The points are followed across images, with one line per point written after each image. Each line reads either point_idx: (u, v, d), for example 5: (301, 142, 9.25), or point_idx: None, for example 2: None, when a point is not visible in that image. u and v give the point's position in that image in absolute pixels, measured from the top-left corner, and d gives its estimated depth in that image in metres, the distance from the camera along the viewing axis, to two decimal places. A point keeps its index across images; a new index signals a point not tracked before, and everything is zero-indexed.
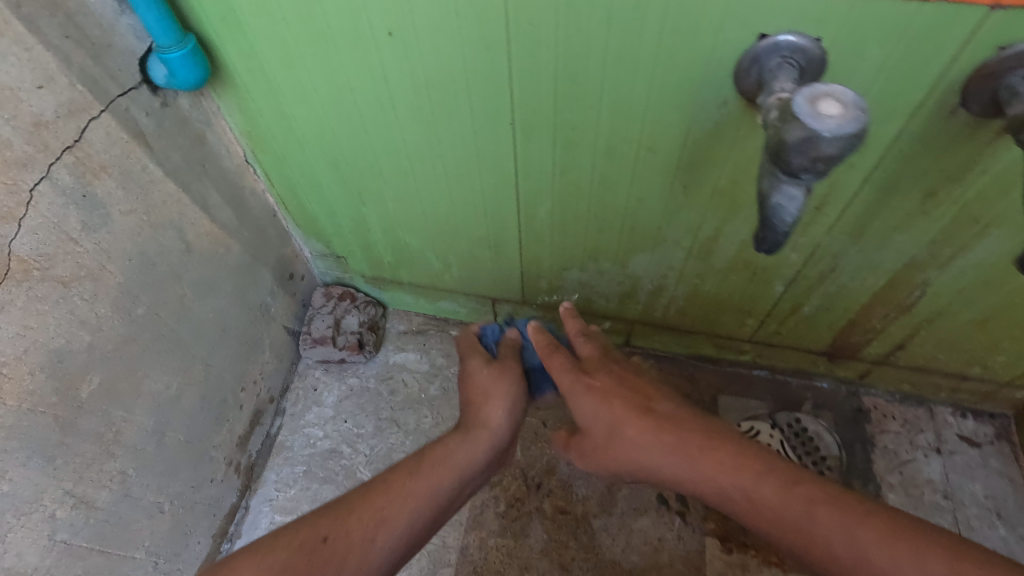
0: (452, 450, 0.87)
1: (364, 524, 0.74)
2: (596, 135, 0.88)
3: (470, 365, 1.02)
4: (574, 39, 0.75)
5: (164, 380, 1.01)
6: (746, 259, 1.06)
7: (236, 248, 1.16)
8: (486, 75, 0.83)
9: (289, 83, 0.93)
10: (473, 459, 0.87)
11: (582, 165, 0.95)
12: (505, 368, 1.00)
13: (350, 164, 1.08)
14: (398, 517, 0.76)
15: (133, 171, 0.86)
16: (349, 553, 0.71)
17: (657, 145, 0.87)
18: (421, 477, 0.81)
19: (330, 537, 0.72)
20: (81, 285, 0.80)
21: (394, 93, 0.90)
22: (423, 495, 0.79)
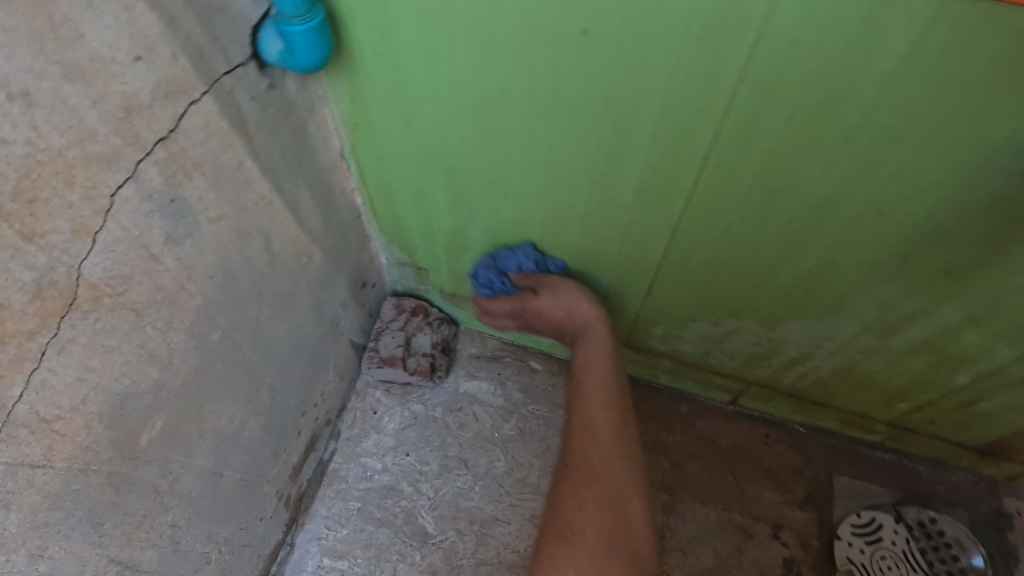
0: (588, 354, 1.00)
1: (585, 445, 0.93)
2: (813, 188, 0.69)
3: (532, 306, 1.03)
4: (842, 71, 0.56)
5: (229, 414, 0.84)
6: (940, 344, 0.88)
7: (318, 256, 0.98)
8: (693, 101, 0.64)
9: (424, 77, 0.75)
10: (601, 351, 0.99)
11: (774, 219, 0.76)
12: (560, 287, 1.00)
13: (470, 176, 0.90)
14: (597, 425, 0.94)
15: (228, 171, 0.68)
16: (601, 463, 0.90)
17: (892, 211, 0.69)
18: (585, 404, 0.96)
19: (577, 468, 0.91)
20: (156, 313, 0.63)
21: (559, 107, 0.71)
22: (600, 404, 0.95)
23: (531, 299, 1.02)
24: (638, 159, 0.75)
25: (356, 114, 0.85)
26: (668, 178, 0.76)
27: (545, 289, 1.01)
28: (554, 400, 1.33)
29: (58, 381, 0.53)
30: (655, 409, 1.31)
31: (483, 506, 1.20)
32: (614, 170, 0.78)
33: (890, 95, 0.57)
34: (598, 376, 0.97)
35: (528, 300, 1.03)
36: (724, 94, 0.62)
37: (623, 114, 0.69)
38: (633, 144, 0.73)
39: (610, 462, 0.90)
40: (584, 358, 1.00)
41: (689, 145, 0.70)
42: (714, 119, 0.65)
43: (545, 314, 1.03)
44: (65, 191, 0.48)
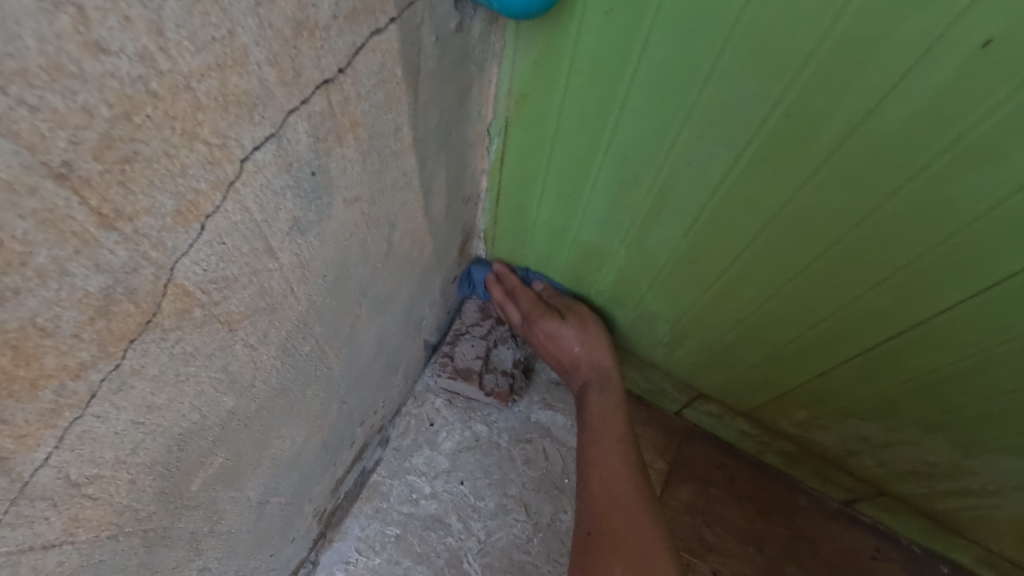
0: (601, 404, 0.88)
1: (603, 499, 0.73)
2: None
3: (546, 327, 0.94)
4: None
5: (294, 435, 0.65)
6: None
7: (429, 248, 0.78)
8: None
9: (664, 66, 0.55)
10: (614, 404, 0.88)
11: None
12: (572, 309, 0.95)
13: (652, 198, 0.70)
14: (615, 475, 0.76)
15: (381, 138, 0.47)
16: (625, 518, 0.69)
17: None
18: (597, 453, 0.81)
19: (601, 530, 0.69)
20: (252, 324, 0.43)
21: (854, 145, 0.51)
22: (618, 454, 0.80)
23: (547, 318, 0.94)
24: (927, 235, 0.54)
25: (534, 85, 0.65)
26: (954, 268, 0.56)
27: (565, 313, 0.94)
28: None
29: (105, 431, 0.34)
30: (753, 492, 1.12)
31: (540, 565, 1.02)
32: (875, 240, 0.58)
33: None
34: (616, 424, 0.85)
35: (548, 322, 0.94)
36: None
37: (949, 176, 0.49)
38: (930, 221, 0.53)
39: (633, 519, 0.69)
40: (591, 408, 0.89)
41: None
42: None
43: (555, 339, 0.95)
44: (181, 149, 0.28)
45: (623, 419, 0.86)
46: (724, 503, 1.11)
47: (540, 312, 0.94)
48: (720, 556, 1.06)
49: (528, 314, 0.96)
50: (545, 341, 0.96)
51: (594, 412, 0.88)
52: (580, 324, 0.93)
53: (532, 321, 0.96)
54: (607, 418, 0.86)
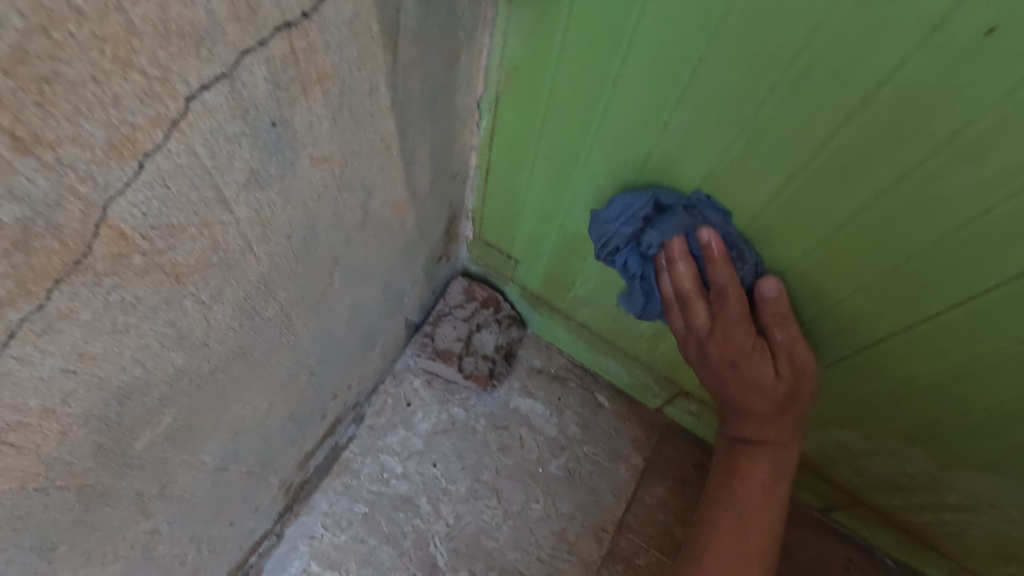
0: (760, 482, 0.78)
1: (720, 569, 0.76)
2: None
3: (744, 369, 0.72)
4: None
5: (256, 402, 0.64)
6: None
7: (412, 222, 0.76)
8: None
9: (656, 43, 0.52)
10: (778, 489, 0.78)
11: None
12: (794, 353, 0.69)
13: (642, 185, 0.68)
14: (744, 554, 0.76)
15: (355, 96, 0.45)
16: None
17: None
18: (729, 528, 0.78)
19: None
20: (204, 279, 0.41)
21: (848, 138, 0.49)
22: (753, 536, 0.77)
23: (757, 363, 0.71)
24: (919, 237, 0.53)
25: (525, 57, 0.63)
26: (944, 274, 0.54)
27: (779, 355, 0.70)
28: (615, 448, 1.11)
29: (28, 375, 0.32)
30: None
31: (507, 553, 1.01)
32: (868, 240, 0.56)
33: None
34: (777, 501, 0.78)
35: (757, 363, 0.71)
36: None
37: (947, 174, 0.47)
38: (921, 224, 0.52)
39: None
40: (750, 480, 0.78)
41: (1018, 247, 0.48)
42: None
43: (751, 387, 0.74)
44: (112, 75, 0.26)
45: (784, 505, 0.78)
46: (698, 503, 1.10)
47: (745, 340, 0.70)
48: None
49: (708, 334, 0.72)
50: (738, 380, 0.74)
51: (755, 490, 0.78)
52: (795, 387, 0.71)
53: (723, 338, 0.71)
54: (748, 488, 0.79)
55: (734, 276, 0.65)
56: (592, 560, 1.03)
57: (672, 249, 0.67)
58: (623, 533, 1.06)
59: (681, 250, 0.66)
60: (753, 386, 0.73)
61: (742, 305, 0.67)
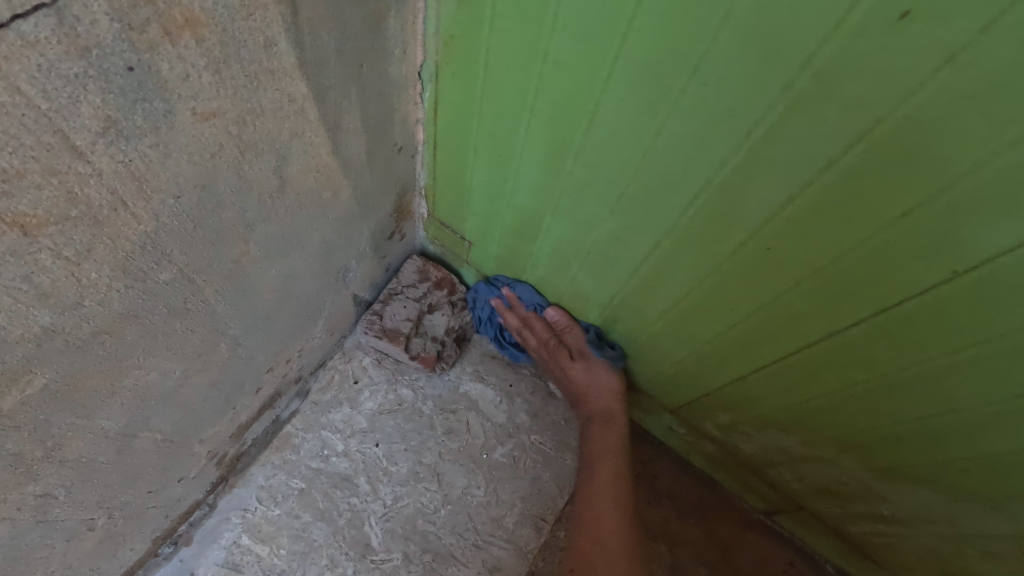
0: (603, 444, 0.94)
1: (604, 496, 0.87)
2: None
3: (561, 356, 0.96)
4: None
5: (164, 368, 0.62)
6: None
7: (346, 193, 0.74)
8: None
9: (578, 20, 0.50)
10: (616, 442, 0.94)
11: (1007, 379, 0.52)
12: (586, 354, 0.93)
13: (579, 171, 0.67)
14: (605, 502, 0.87)
15: (245, 50, 0.43)
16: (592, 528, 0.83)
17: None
18: (608, 475, 0.91)
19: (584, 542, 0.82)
20: (65, 235, 0.39)
21: (767, 128, 0.48)
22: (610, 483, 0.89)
23: (563, 352, 0.95)
24: (852, 236, 0.50)
25: (459, 28, 0.61)
26: (865, 277, 0.53)
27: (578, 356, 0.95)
28: (563, 438, 1.10)
29: None
30: (675, 491, 1.09)
31: (442, 537, 1.00)
32: (799, 239, 0.54)
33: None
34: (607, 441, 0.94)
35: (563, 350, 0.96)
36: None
37: (876, 170, 0.45)
38: (837, 225, 0.50)
39: (617, 513, 0.85)
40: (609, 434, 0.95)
41: (952, 247, 0.46)
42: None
43: (572, 379, 0.98)
44: None
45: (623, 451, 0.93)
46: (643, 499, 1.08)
47: (556, 344, 0.96)
48: None
49: (546, 343, 0.97)
50: (563, 374, 0.98)
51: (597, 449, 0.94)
52: (586, 362, 0.94)
53: (550, 350, 0.97)
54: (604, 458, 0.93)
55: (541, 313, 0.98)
56: (529, 548, 1.02)
57: (500, 306, 1.02)
58: (564, 525, 1.04)
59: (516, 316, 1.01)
60: (567, 372, 0.97)
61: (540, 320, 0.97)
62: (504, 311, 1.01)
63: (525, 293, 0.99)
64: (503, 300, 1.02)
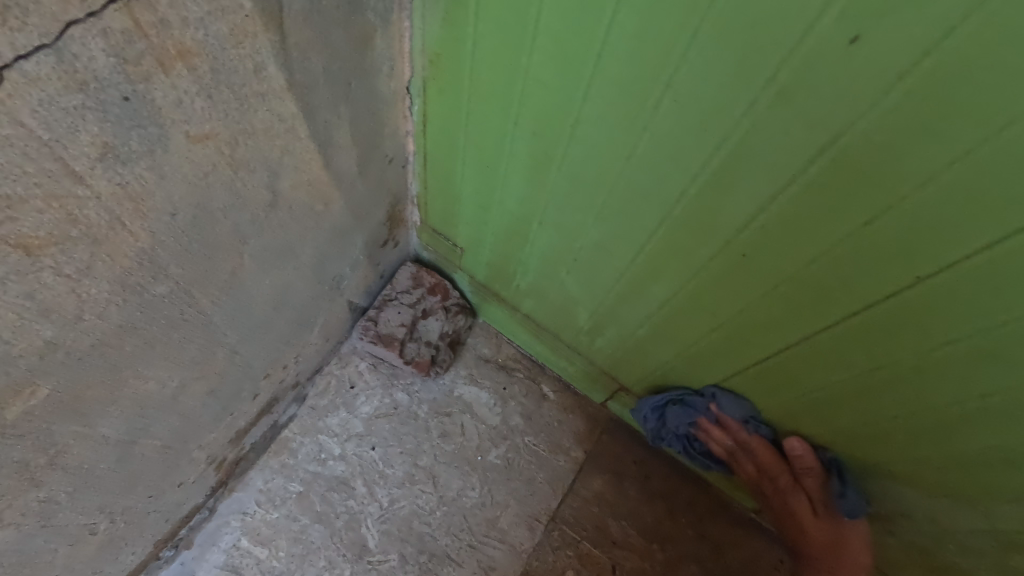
0: None
1: None
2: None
3: (795, 489, 0.85)
4: None
5: (163, 377, 0.64)
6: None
7: (338, 204, 0.76)
8: (993, 190, 0.40)
9: (555, 39, 0.53)
10: None
11: (984, 377, 0.53)
12: (833, 506, 0.82)
13: (562, 180, 0.69)
14: None
15: (235, 75, 0.45)
16: None
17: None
18: None
19: None
20: (65, 254, 0.41)
21: (736, 141, 0.50)
22: None
23: (796, 497, 0.84)
24: (826, 238, 0.52)
25: (444, 45, 0.63)
26: (836, 282, 0.55)
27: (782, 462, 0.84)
28: (556, 440, 1.12)
29: None
30: (667, 491, 1.10)
31: (438, 538, 1.02)
32: (771, 247, 0.56)
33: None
34: None
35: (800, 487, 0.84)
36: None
37: (847, 176, 0.46)
38: (807, 232, 0.52)
39: None
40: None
41: (924, 246, 0.46)
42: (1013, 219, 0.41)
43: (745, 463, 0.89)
44: None
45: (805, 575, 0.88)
46: (635, 499, 1.10)
47: (783, 475, 0.84)
48: (623, 551, 1.06)
49: (768, 468, 0.85)
50: (777, 494, 0.87)
51: None
52: (834, 521, 0.84)
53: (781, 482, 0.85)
54: None
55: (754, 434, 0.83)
56: (523, 548, 1.04)
57: (703, 424, 0.88)
58: (556, 525, 1.06)
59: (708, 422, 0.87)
60: (796, 515, 0.86)
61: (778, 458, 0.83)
62: (711, 428, 0.87)
63: (732, 408, 0.82)
64: (709, 418, 0.87)
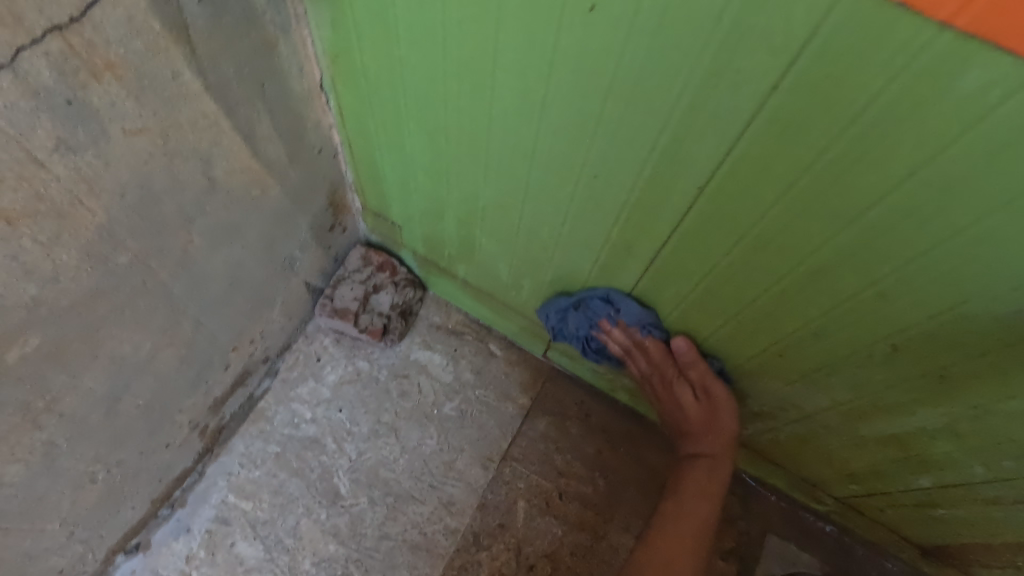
0: (700, 482, 0.95)
1: (686, 533, 0.93)
2: (854, 220, 0.54)
3: (677, 386, 0.93)
4: (862, 135, 0.47)
5: (135, 339, 0.78)
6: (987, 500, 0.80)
7: (275, 190, 0.90)
8: (721, 90, 0.51)
9: (410, 27, 0.66)
10: (714, 488, 0.95)
11: (775, 270, 0.66)
12: (713, 394, 0.91)
13: (451, 148, 0.82)
14: (681, 537, 0.93)
15: (157, 81, 0.59)
16: (681, 539, 0.92)
17: (942, 275, 0.54)
18: (686, 519, 0.94)
19: (665, 544, 0.92)
20: (37, 224, 0.55)
21: (551, 96, 0.62)
22: (698, 522, 0.93)
23: (682, 390, 0.92)
24: (639, 156, 0.63)
25: (338, 45, 0.76)
26: (653, 203, 0.68)
27: (699, 391, 0.92)
28: (504, 390, 1.26)
29: None
30: (606, 425, 1.24)
31: (402, 481, 1.16)
32: (603, 178, 0.69)
33: (998, 112, 0.41)
34: (709, 505, 0.95)
35: (680, 385, 0.92)
36: (766, 90, 0.48)
37: (631, 103, 0.57)
38: (621, 163, 0.65)
39: (684, 543, 0.92)
40: (697, 472, 0.96)
41: (696, 162, 0.59)
42: (746, 105, 0.50)
43: (673, 395, 0.94)
44: None
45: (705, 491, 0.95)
46: (578, 434, 1.23)
47: (673, 372, 0.92)
48: (567, 479, 1.20)
49: (664, 372, 0.93)
50: (671, 399, 0.95)
51: (692, 486, 0.95)
52: (711, 409, 0.92)
53: (666, 380, 0.94)
54: (697, 494, 0.95)
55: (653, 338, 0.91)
56: (479, 485, 1.18)
57: (604, 326, 0.95)
58: (508, 462, 1.20)
59: (619, 335, 0.95)
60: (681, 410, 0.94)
61: (663, 352, 0.91)
62: (609, 337, 0.96)
63: (631, 316, 0.90)
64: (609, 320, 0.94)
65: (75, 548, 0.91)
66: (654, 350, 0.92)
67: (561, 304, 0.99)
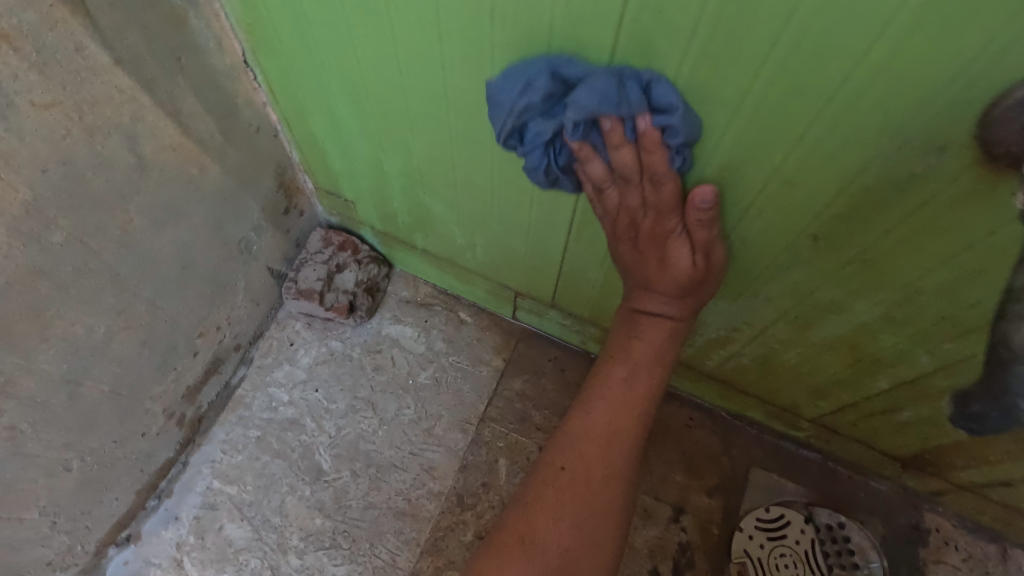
0: (644, 355, 0.78)
1: (604, 444, 0.76)
2: (736, 106, 0.55)
3: (673, 244, 0.69)
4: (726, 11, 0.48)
5: (88, 322, 0.80)
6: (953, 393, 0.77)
7: (214, 169, 0.92)
8: None
9: None
10: (654, 368, 0.78)
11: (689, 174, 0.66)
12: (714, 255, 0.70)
13: (375, 104, 0.83)
14: (596, 440, 0.76)
15: (59, 53, 0.61)
16: (600, 450, 0.76)
17: (835, 144, 0.54)
18: (609, 418, 0.77)
19: (577, 456, 0.75)
20: None
21: (446, 27, 0.63)
22: (623, 425, 0.77)
23: (678, 244, 0.69)
24: None
25: (248, 16, 0.77)
26: None
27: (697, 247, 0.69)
28: (477, 354, 1.27)
29: None
30: (581, 378, 1.25)
31: (383, 452, 1.17)
32: None
33: None
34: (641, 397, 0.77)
35: (677, 241, 0.69)
36: None
37: (515, 21, 0.58)
38: None
39: (606, 461, 0.75)
40: (647, 342, 0.77)
41: None
42: (615, 1, 0.51)
43: (662, 246, 0.70)
44: None
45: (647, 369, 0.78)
46: (554, 389, 1.24)
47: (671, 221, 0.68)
48: (546, 434, 1.21)
49: (658, 216, 0.68)
50: (658, 250, 0.70)
51: (633, 357, 0.78)
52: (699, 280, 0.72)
53: (654, 223, 0.68)
54: (634, 379, 0.77)
55: (669, 166, 0.61)
56: (459, 448, 1.19)
57: (582, 148, 0.63)
58: (487, 424, 1.21)
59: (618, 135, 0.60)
60: (670, 269, 0.71)
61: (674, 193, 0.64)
62: (590, 155, 0.64)
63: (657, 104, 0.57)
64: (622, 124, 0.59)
65: (60, 538, 0.93)
66: (659, 164, 0.61)
67: (524, 83, 0.60)
